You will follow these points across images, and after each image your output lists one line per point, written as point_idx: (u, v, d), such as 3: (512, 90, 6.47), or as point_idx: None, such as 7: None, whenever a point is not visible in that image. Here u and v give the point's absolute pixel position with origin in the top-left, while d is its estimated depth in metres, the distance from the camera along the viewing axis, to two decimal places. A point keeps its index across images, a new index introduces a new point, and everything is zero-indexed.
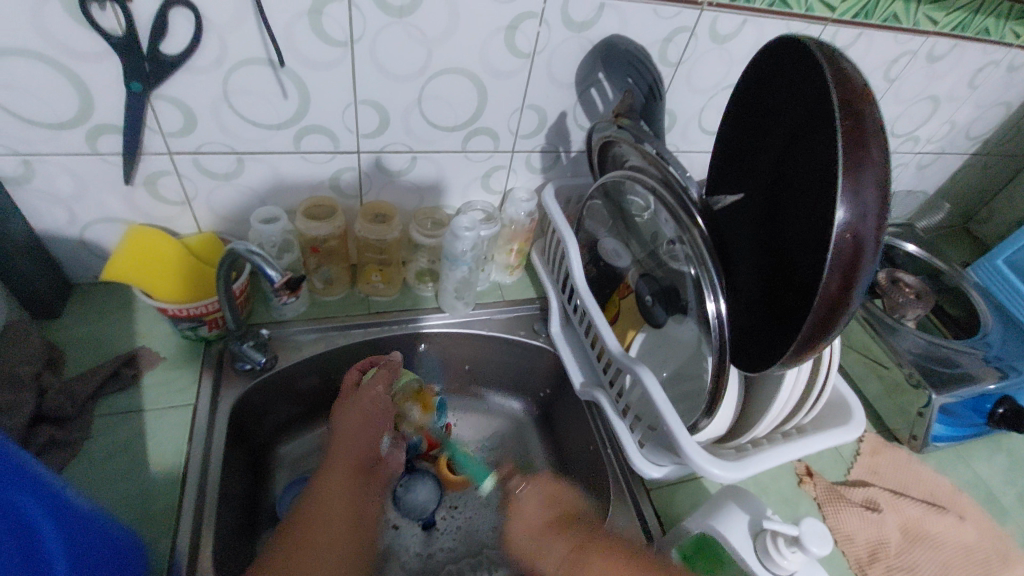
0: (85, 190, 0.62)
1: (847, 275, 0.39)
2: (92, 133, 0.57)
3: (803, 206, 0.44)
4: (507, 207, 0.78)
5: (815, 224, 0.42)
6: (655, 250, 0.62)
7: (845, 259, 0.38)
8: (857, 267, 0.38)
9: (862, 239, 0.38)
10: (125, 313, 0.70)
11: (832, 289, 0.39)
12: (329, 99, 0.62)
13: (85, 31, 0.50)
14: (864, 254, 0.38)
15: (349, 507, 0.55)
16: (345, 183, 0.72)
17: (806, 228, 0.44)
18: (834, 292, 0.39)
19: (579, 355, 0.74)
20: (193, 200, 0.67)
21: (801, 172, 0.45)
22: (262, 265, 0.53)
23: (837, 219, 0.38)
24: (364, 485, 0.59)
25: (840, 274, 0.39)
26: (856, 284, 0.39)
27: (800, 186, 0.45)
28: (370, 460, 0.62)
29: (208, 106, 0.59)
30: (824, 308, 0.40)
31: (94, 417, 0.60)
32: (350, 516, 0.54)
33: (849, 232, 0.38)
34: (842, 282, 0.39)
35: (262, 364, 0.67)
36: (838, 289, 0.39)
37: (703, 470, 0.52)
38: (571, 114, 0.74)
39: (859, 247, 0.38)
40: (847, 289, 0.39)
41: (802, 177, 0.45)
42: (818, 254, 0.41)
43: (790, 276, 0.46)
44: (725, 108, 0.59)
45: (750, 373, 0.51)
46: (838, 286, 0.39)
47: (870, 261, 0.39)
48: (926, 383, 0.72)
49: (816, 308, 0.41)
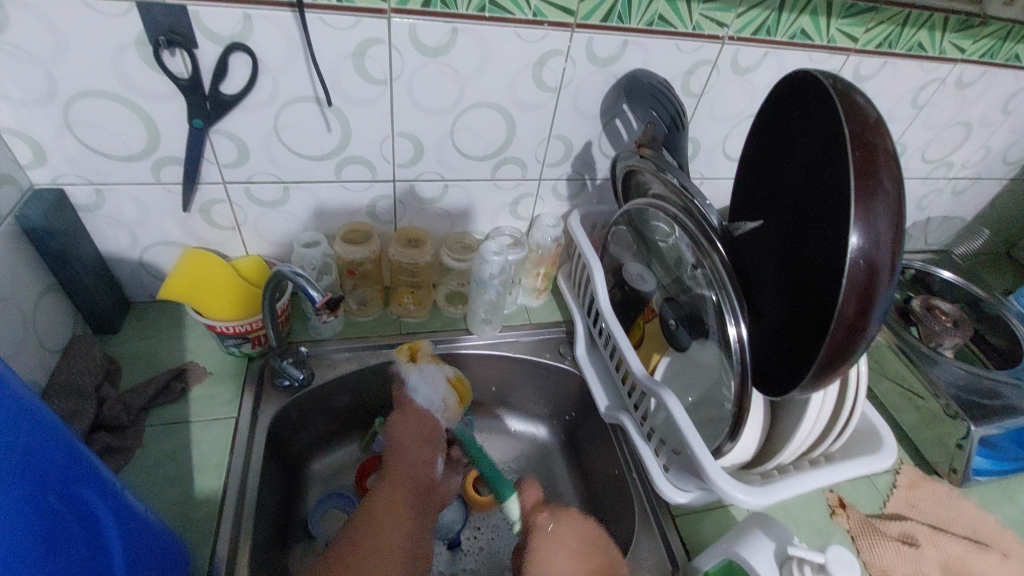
0: (147, 216, 0.68)
1: (863, 300, 0.39)
2: (156, 164, 0.63)
3: (821, 233, 0.45)
4: (534, 232, 0.81)
5: (833, 250, 0.43)
6: (678, 275, 0.63)
7: (859, 284, 0.39)
8: (872, 292, 0.39)
9: (877, 265, 0.39)
10: (176, 330, 0.75)
11: (849, 313, 0.40)
12: (368, 133, 0.67)
13: (156, 76, 0.56)
14: (879, 280, 0.39)
15: (398, 531, 0.58)
16: (381, 210, 0.76)
17: (825, 254, 0.44)
18: (852, 317, 0.40)
19: (604, 379, 0.75)
20: (242, 226, 0.72)
21: (817, 200, 0.46)
22: (305, 286, 0.57)
23: (851, 245, 0.39)
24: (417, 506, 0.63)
25: (856, 299, 0.40)
26: (874, 308, 0.40)
27: (818, 213, 0.46)
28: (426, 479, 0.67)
29: (260, 140, 0.64)
30: (842, 332, 0.41)
31: (145, 426, 0.64)
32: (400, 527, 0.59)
33: (863, 259, 0.39)
34: (859, 306, 0.40)
35: (300, 381, 0.71)
36: (855, 313, 0.40)
37: (727, 494, 0.52)
38: (596, 143, 0.77)
39: (873, 272, 0.39)
40: (864, 313, 0.40)
41: (820, 205, 0.46)
42: (834, 279, 0.42)
43: (808, 302, 0.46)
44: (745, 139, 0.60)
45: (772, 398, 0.51)
46: (854, 310, 0.40)
47: (887, 287, 0.39)
48: (965, 413, 0.70)
49: (834, 333, 0.41)
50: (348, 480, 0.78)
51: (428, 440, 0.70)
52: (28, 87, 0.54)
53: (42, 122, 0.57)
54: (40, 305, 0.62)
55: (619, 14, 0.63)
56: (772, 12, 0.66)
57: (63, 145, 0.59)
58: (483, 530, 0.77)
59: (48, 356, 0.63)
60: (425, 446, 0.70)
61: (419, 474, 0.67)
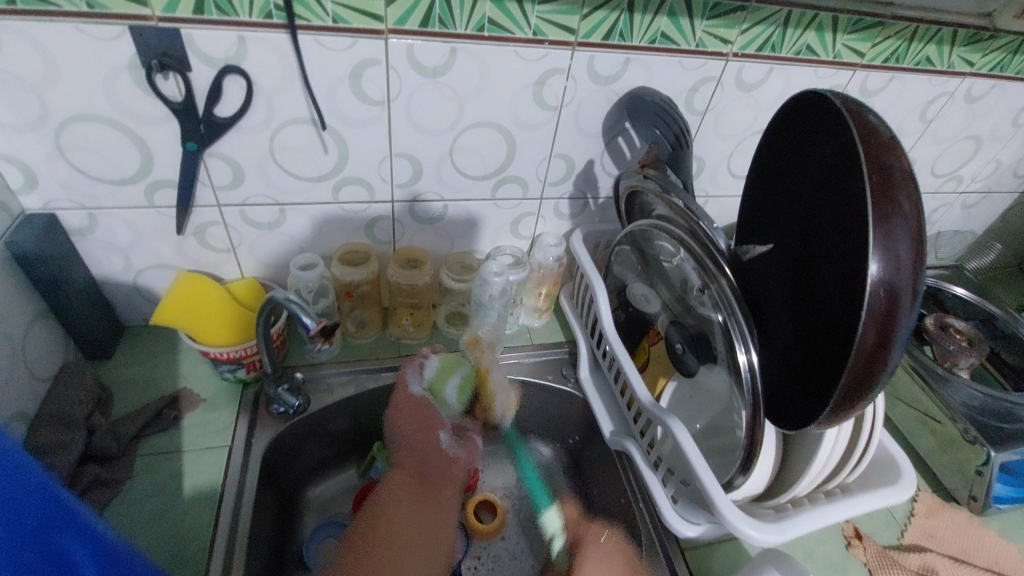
0: (141, 240, 0.67)
1: (884, 328, 0.37)
2: (150, 188, 0.62)
3: (835, 258, 0.43)
4: (536, 251, 0.79)
5: (850, 274, 0.41)
6: (683, 297, 0.61)
7: (879, 312, 0.37)
8: (892, 320, 0.37)
9: (898, 292, 0.37)
10: (170, 355, 0.73)
11: (869, 342, 0.38)
12: (366, 154, 0.66)
13: (149, 99, 0.55)
14: (900, 308, 0.37)
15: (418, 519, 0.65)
16: (380, 230, 0.75)
17: (840, 279, 0.42)
18: (871, 346, 0.38)
19: (608, 402, 0.73)
20: (237, 248, 0.71)
21: (831, 224, 0.44)
22: (298, 313, 0.54)
23: (870, 271, 0.37)
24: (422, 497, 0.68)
25: (877, 327, 0.37)
26: (895, 337, 0.38)
27: (832, 237, 0.44)
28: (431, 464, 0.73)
29: (255, 162, 0.63)
30: (862, 363, 0.39)
31: (136, 456, 0.62)
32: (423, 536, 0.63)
33: (884, 286, 0.37)
34: (879, 335, 0.38)
35: (296, 407, 0.69)
36: (875, 343, 0.38)
37: (740, 531, 0.49)
38: (598, 162, 0.75)
39: (894, 300, 0.37)
40: (885, 342, 0.38)
41: (833, 228, 0.44)
42: (852, 306, 0.40)
43: (823, 331, 0.44)
44: (751, 158, 0.59)
45: (786, 430, 0.49)
46: (875, 339, 0.38)
47: (908, 314, 0.37)
48: (983, 438, 0.67)
49: (853, 365, 0.39)
50: (346, 507, 0.76)
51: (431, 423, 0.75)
52: (20, 112, 0.53)
53: (34, 147, 0.56)
54: (31, 333, 0.60)
55: (621, 32, 0.62)
56: (778, 28, 0.65)
57: (55, 170, 0.58)
58: (484, 560, 0.74)
59: (37, 385, 0.61)
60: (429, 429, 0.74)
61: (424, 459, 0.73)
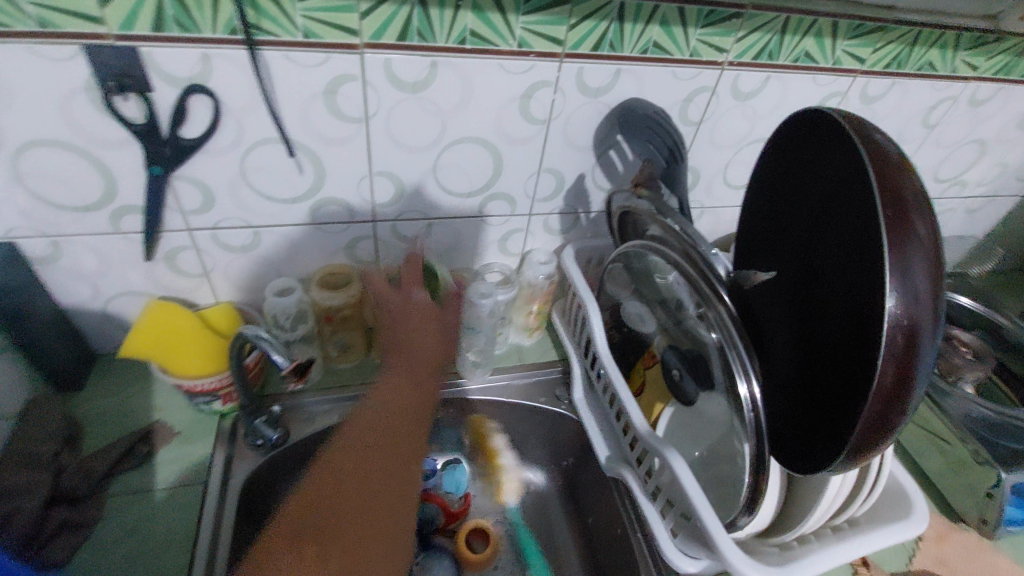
0: (109, 266, 0.63)
1: (903, 366, 0.34)
2: (115, 214, 0.59)
3: (843, 287, 0.41)
4: (526, 269, 0.76)
5: (860, 305, 0.38)
6: (679, 320, 0.58)
7: (898, 349, 0.34)
8: (912, 358, 0.34)
9: (917, 327, 0.34)
10: (144, 384, 0.70)
11: (887, 382, 0.35)
12: (344, 173, 0.63)
13: (109, 122, 0.52)
14: (921, 344, 0.34)
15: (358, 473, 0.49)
16: (361, 251, 0.72)
17: (850, 310, 0.40)
18: (890, 385, 0.35)
19: (603, 426, 0.70)
20: (211, 272, 0.67)
21: (838, 250, 0.42)
22: (269, 351, 0.52)
23: (887, 306, 0.34)
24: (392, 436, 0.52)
25: (896, 365, 0.34)
26: (915, 375, 0.35)
27: (838, 264, 0.41)
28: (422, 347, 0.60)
29: (226, 185, 0.60)
30: (880, 403, 0.36)
31: (105, 497, 0.59)
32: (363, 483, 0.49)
33: (902, 322, 0.34)
34: (898, 373, 0.35)
35: (273, 440, 0.66)
36: (894, 382, 0.35)
37: (742, 574, 0.47)
38: (589, 176, 0.72)
39: (914, 335, 0.34)
40: (905, 381, 0.35)
41: (840, 253, 0.41)
42: (865, 342, 0.38)
43: (833, 366, 0.41)
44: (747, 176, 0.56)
45: (795, 469, 0.46)
46: (894, 377, 0.35)
47: (928, 350, 0.34)
48: (994, 459, 0.64)
49: (869, 407, 0.36)
50: None
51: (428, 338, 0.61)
52: None
53: None
54: None
55: (611, 42, 0.58)
56: (775, 35, 0.62)
57: (11, 198, 0.55)
58: None
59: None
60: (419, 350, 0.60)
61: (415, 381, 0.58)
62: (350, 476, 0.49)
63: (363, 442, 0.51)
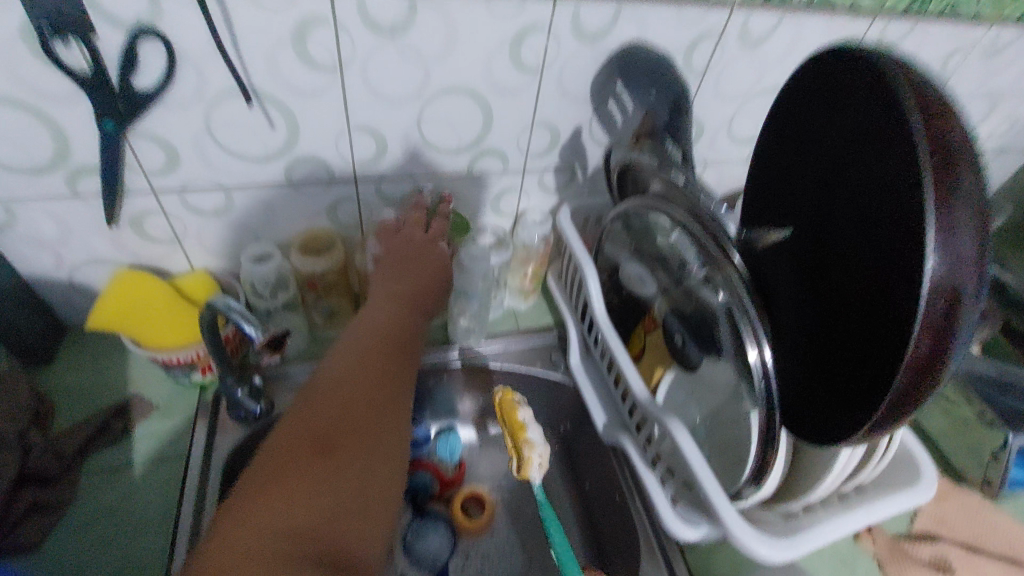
0: (70, 233, 0.59)
1: (942, 334, 0.31)
2: (71, 176, 0.54)
3: (871, 247, 0.37)
4: (520, 231, 0.73)
5: (891, 267, 0.35)
6: (682, 282, 0.55)
7: (938, 316, 0.31)
8: (953, 326, 0.31)
9: (961, 292, 0.31)
10: (119, 357, 0.67)
11: (923, 351, 0.32)
12: (320, 128, 0.57)
13: (51, 72, 0.47)
14: (963, 309, 0.31)
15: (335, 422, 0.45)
16: (344, 213, 0.67)
17: (879, 273, 0.36)
18: (925, 354, 0.32)
19: (602, 392, 0.67)
20: (183, 238, 0.63)
21: (865, 206, 0.38)
22: (239, 321, 0.48)
23: (927, 269, 0.31)
24: (370, 384, 0.48)
25: (933, 333, 0.31)
26: (953, 343, 0.32)
27: (865, 222, 0.38)
28: (414, 298, 0.58)
29: (190, 142, 0.55)
30: (913, 373, 0.33)
31: (81, 475, 0.57)
32: (343, 430, 0.45)
33: (944, 286, 0.31)
34: (935, 342, 0.32)
35: (257, 412, 0.62)
36: (930, 350, 0.32)
37: (748, 547, 0.45)
38: (586, 130, 0.67)
39: (957, 301, 0.31)
40: (942, 350, 0.32)
41: (868, 210, 0.38)
42: (894, 308, 0.34)
43: (857, 333, 0.39)
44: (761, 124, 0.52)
45: (811, 440, 0.44)
46: (931, 346, 0.32)
47: (970, 315, 0.31)
48: (1002, 421, 0.63)
49: (900, 378, 0.34)
50: None
51: (418, 286, 0.59)
52: None
53: None
54: None
55: None
56: None
57: None
58: (473, 558, 0.71)
59: None
60: (407, 298, 0.58)
61: (393, 331, 0.55)
62: (333, 420, 0.45)
63: (341, 392, 0.47)
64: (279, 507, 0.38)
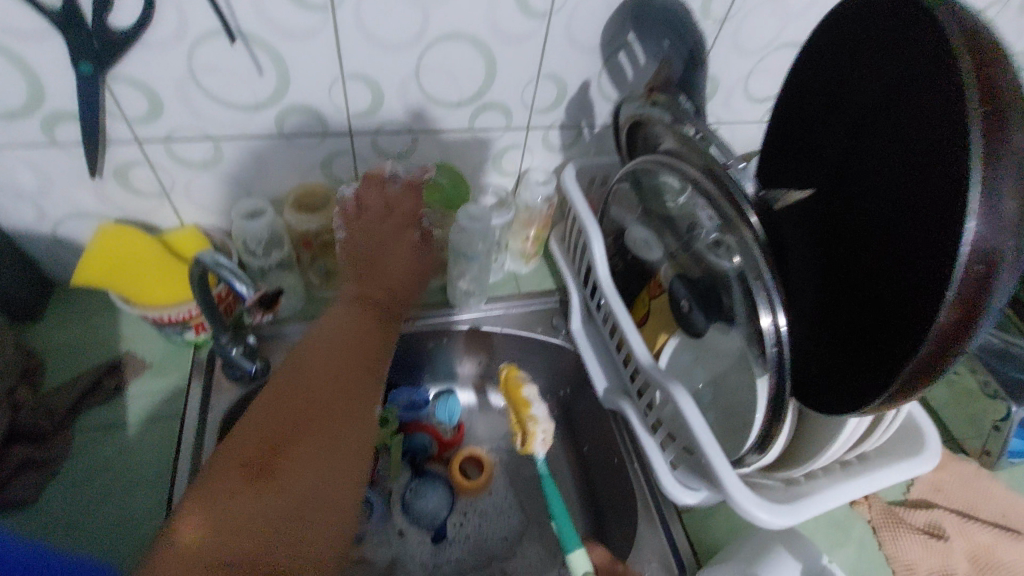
0: (50, 184, 0.56)
1: (975, 303, 0.30)
2: (47, 122, 0.51)
3: (909, 210, 0.35)
4: (522, 191, 0.70)
5: (929, 232, 0.33)
6: (690, 245, 0.53)
7: (974, 285, 0.29)
8: (989, 296, 0.29)
9: (1002, 261, 0.28)
10: (109, 314, 0.65)
11: (952, 321, 0.30)
12: (312, 75, 0.54)
13: (17, 4, 0.43)
14: (1002, 280, 0.29)
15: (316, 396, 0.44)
16: (339, 169, 0.64)
17: (914, 238, 0.34)
18: (954, 325, 0.30)
19: (603, 357, 0.66)
20: (171, 191, 0.60)
21: (907, 165, 0.36)
22: (229, 279, 0.47)
23: (967, 233, 0.29)
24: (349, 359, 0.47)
25: (965, 302, 0.30)
26: (986, 315, 0.30)
27: (905, 183, 0.36)
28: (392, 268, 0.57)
29: (174, 87, 0.51)
30: (939, 344, 0.31)
31: (73, 433, 0.56)
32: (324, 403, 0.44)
33: (984, 252, 0.29)
34: (965, 312, 0.30)
35: (252, 372, 0.60)
36: (960, 321, 0.30)
37: (748, 513, 0.45)
38: (595, 83, 0.64)
39: (996, 270, 0.29)
40: (972, 320, 0.30)
41: (909, 170, 0.35)
42: (927, 275, 0.33)
43: (886, 298, 0.37)
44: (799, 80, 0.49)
45: (825, 409, 0.43)
46: (960, 316, 0.30)
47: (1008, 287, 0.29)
48: (1006, 393, 0.62)
49: (925, 348, 0.32)
50: None
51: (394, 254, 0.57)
52: None
53: None
54: None
55: None
56: None
57: None
58: (471, 517, 0.71)
59: None
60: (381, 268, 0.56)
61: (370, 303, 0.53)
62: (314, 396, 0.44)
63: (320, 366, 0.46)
64: (249, 495, 0.38)
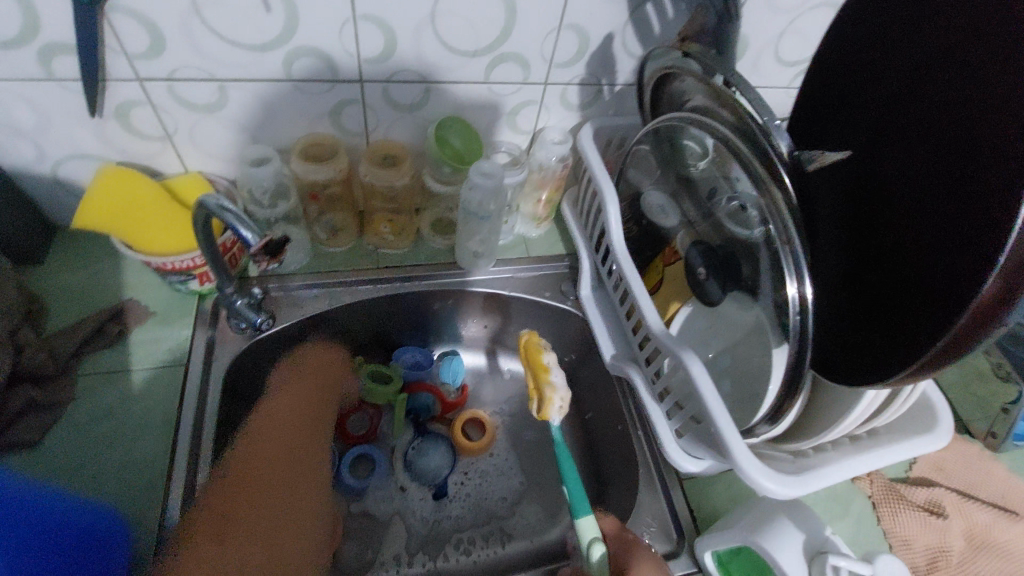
0: (48, 121, 0.54)
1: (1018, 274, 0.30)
2: (44, 54, 0.48)
3: (954, 181, 0.36)
4: (537, 150, 0.67)
5: (976, 202, 0.34)
6: (711, 212, 0.51)
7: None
8: None
9: None
10: (112, 259, 0.64)
11: (994, 291, 0.31)
12: (322, 14, 0.51)
13: None
14: None
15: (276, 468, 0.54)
16: (349, 119, 0.62)
17: (957, 209, 0.35)
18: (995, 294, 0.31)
19: (612, 324, 0.65)
20: (173, 134, 0.58)
21: (957, 138, 0.36)
22: (234, 224, 0.45)
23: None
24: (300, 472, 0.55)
25: (1010, 272, 0.30)
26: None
27: (953, 156, 0.36)
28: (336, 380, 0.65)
29: (177, 21, 0.49)
30: (978, 314, 0.32)
31: (77, 377, 0.56)
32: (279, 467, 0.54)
33: None
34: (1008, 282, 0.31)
35: (258, 324, 0.60)
36: (1002, 290, 0.31)
37: (755, 483, 0.44)
38: (619, 37, 0.60)
39: None
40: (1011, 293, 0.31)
41: (960, 142, 0.36)
42: (972, 245, 0.33)
43: (920, 268, 0.37)
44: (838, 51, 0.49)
45: (840, 378, 0.44)
46: (1003, 286, 0.31)
47: None
48: (1018, 375, 0.62)
49: (962, 319, 0.33)
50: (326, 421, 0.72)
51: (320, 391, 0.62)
52: None
53: None
54: None
55: None
56: None
57: None
58: (471, 476, 0.71)
59: None
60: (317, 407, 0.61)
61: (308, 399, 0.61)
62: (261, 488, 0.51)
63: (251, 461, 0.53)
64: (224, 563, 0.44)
